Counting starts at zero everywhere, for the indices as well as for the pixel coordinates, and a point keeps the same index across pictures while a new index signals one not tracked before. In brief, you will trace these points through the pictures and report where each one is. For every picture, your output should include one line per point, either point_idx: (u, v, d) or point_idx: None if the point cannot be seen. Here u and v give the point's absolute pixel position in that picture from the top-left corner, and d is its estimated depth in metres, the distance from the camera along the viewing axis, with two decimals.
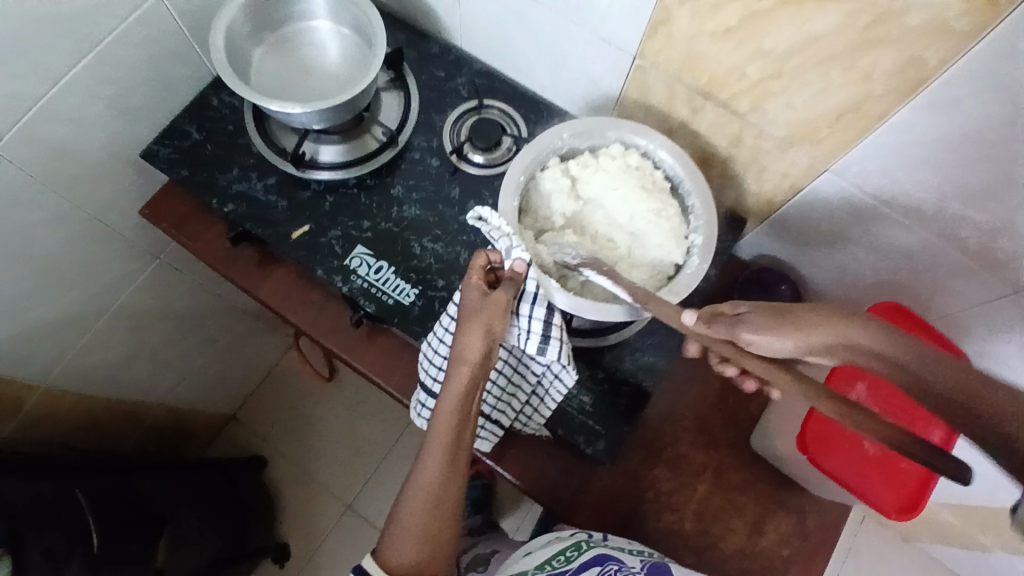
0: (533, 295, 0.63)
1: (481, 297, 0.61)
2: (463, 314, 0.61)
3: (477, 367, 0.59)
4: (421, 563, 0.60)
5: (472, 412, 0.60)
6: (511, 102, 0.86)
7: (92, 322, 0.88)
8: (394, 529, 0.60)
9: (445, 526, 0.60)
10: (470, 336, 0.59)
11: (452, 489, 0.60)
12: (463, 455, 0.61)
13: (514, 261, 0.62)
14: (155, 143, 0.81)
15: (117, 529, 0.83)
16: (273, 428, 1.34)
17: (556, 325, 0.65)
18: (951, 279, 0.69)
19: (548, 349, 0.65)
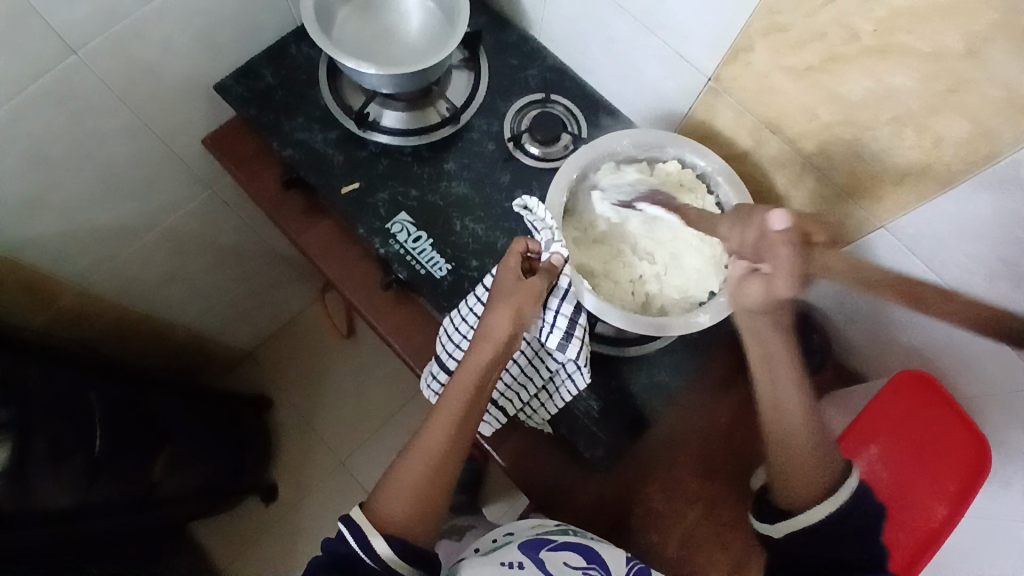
0: (564, 291, 0.65)
1: (516, 279, 0.62)
2: (497, 291, 0.62)
3: (503, 343, 0.60)
4: (409, 528, 0.58)
5: (488, 387, 0.61)
6: (576, 101, 0.86)
7: (137, 237, 0.91)
8: (389, 488, 0.59)
9: (440, 494, 0.59)
10: (503, 312, 0.60)
11: (454, 458, 0.60)
12: (470, 427, 0.60)
13: (551, 254, 0.64)
14: (232, 79, 0.83)
15: (120, 439, 0.86)
16: (284, 375, 1.37)
17: (581, 324, 0.66)
18: (984, 359, 0.67)
19: (568, 347, 0.65)
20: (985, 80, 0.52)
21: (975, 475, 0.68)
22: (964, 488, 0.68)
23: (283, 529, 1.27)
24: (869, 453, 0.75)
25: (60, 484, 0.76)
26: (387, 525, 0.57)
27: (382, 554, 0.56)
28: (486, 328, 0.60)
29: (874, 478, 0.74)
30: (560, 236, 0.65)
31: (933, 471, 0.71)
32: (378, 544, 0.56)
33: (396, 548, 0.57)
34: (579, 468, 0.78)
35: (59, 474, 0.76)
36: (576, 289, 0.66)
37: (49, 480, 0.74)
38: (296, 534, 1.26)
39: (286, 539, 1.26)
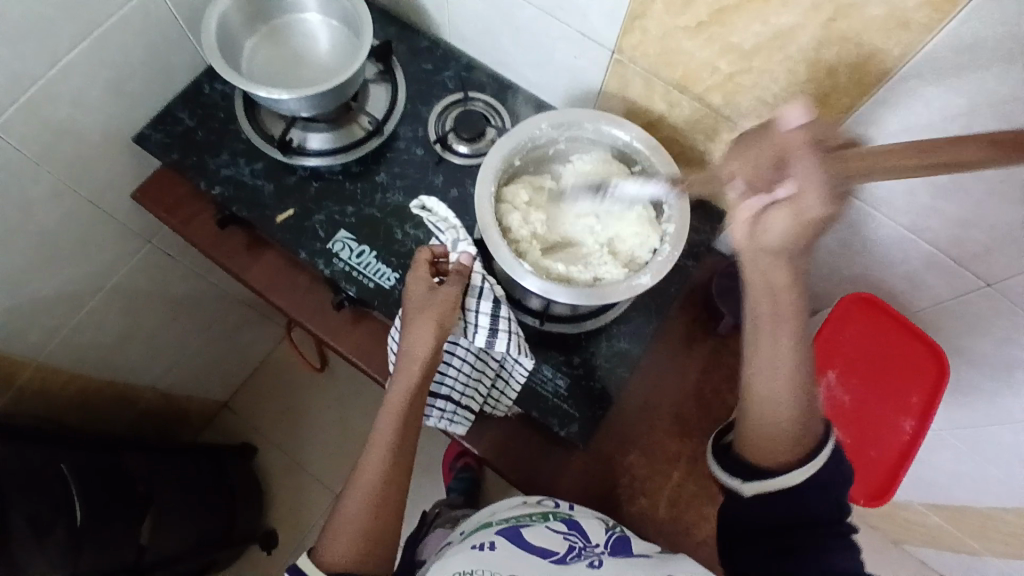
0: (478, 289, 0.67)
1: (427, 291, 0.64)
2: (411, 309, 0.64)
3: (424, 364, 0.63)
4: (354, 561, 0.61)
5: (415, 410, 0.65)
6: (496, 95, 0.88)
7: (86, 302, 0.90)
8: (335, 527, 0.63)
9: (383, 521, 0.63)
10: (418, 332, 0.63)
11: (391, 484, 0.64)
12: (403, 454, 0.65)
13: (459, 255, 0.66)
14: (150, 128, 0.83)
15: (103, 507, 0.85)
16: (264, 418, 1.36)
17: (503, 317, 0.67)
18: (925, 272, 0.70)
19: (498, 342, 0.67)
20: (862, 5, 0.54)
21: (937, 389, 0.70)
22: (927, 401, 0.71)
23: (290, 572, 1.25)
24: (828, 379, 0.74)
25: (45, 558, 0.75)
26: (332, 563, 0.61)
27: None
28: (407, 351, 0.63)
29: (837, 403, 0.74)
30: (463, 234, 0.69)
31: (892, 392, 0.73)
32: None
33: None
34: (560, 449, 0.79)
35: (44, 549, 0.75)
36: (493, 284, 0.68)
37: (33, 555, 0.73)
38: None
39: None
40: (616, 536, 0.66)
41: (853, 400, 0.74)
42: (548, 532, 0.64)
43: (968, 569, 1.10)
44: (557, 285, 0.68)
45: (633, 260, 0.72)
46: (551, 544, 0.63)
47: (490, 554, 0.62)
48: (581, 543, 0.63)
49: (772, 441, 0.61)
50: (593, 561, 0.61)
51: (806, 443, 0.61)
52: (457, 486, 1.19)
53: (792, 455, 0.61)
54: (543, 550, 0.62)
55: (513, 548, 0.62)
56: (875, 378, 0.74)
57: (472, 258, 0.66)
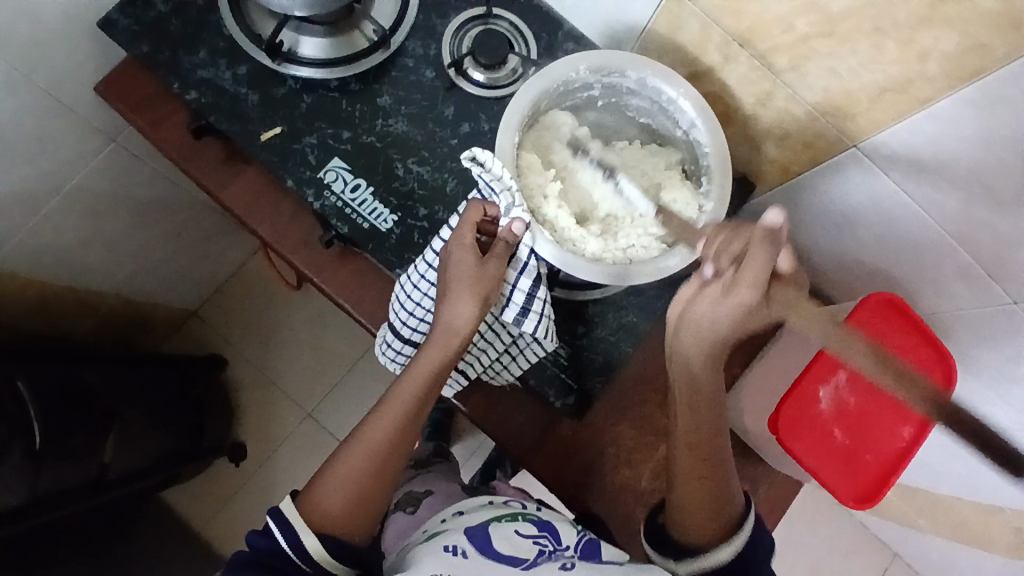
0: (523, 264, 0.60)
1: (475, 263, 0.58)
2: (455, 275, 0.58)
3: (462, 342, 0.59)
4: (343, 526, 0.58)
5: (440, 384, 0.61)
6: (524, 14, 0.75)
7: (41, 205, 0.80)
8: (328, 482, 0.59)
9: (381, 488, 0.60)
10: (462, 307, 0.58)
11: (398, 453, 0.60)
12: (417, 421, 0.61)
13: (512, 221, 0.58)
14: (113, 9, 0.70)
15: (64, 426, 0.80)
16: (235, 328, 1.30)
17: (539, 298, 0.62)
18: (953, 278, 0.66)
19: (527, 322, 0.62)
20: None
21: None
22: None
23: (256, 483, 1.25)
24: (838, 379, 0.69)
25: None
26: (322, 519, 0.57)
27: (313, 553, 0.56)
28: (446, 322, 0.58)
29: (841, 405, 0.70)
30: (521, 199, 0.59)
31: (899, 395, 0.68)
32: (309, 542, 0.56)
33: (328, 545, 0.57)
34: (549, 417, 0.76)
35: None
36: (535, 260, 0.61)
37: None
38: (271, 483, 1.25)
39: (261, 486, 1.25)
40: (586, 538, 0.63)
41: (858, 402, 0.69)
42: (516, 538, 0.61)
43: (907, 538, 1.17)
44: (576, 258, 0.61)
45: None
46: (523, 548, 0.60)
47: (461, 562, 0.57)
48: (551, 546, 0.61)
49: (699, 520, 0.62)
50: (565, 564, 0.58)
51: (732, 520, 0.62)
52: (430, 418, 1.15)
53: (719, 528, 0.61)
54: (514, 557, 0.58)
55: (484, 555, 0.58)
56: None
57: (523, 227, 0.58)
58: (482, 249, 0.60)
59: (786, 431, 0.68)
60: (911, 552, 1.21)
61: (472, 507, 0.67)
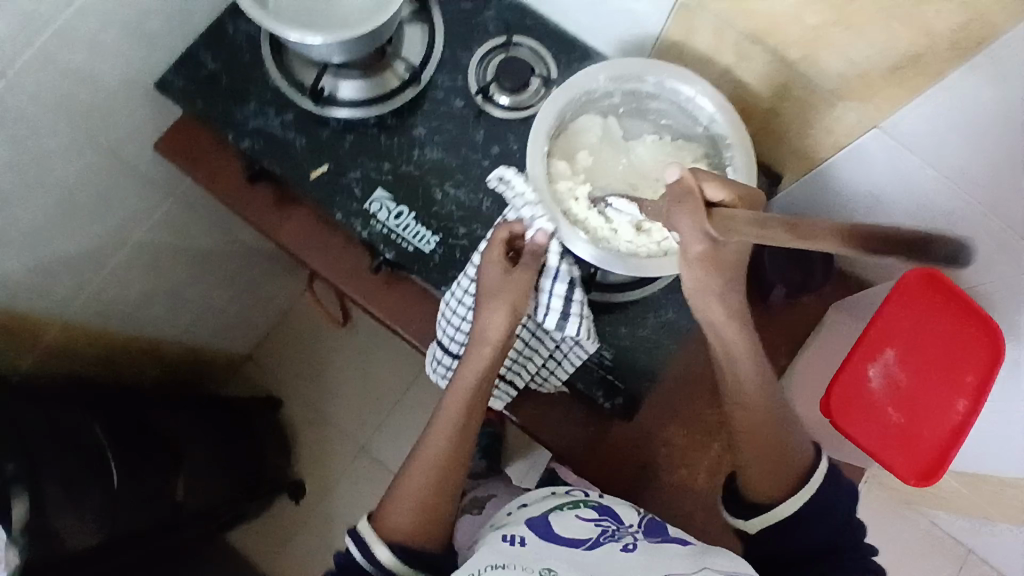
0: (553, 271, 0.64)
1: (501, 272, 0.63)
2: (485, 287, 0.63)
3: (497, 344, 0.63)
4: (412, 539, 0.60)
5: (486, 391, 0.64)
6: (543, 40, 0.80)
7: (110, 259, 0.87)
8: (394, 497, 0.61)
9: (445, 500, 0.61)
10: (494, 315, 0.62)
11: (456, 466, 0.62)
12: (471, 431, 0.63)
13: (536, 232, 0.63)
14: (171, 73, 0.77)
15: (138, 467, 0.84)
16: (287, 370, 1.35)
17: (576, 300, 0.65)
18: (995, 256, 0.64)
19: (568, 325, 0.65)
20: None
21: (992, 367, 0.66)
22: (983, 380, 0.66)
23: (315, 521, 1.27)
24: (885, 357, 0.69)
25: (81, 520, 0.74)
26: (390, 534, 0.60)
27: (387, 564, 0.59)
28: (481, 332, 0.62)
29: (893, 384, 0.69)
30: (542, 209, 0.64)
31: (948, 368, 0.68)
32: (382, 554, 0.59)
33: (400, 556, 0.59)
34: (601, 421, 0.78)
35: (82, 512, 0.75)
36: (567, 265, 0.65)
37: (68, 519, 0.73)
38: (328, 520, 1.27)
39: (319, 524, 1.27)
40: (648, 520, 0.65)
41: (910, 379, 0.69)
42: (579, 522, 0.62)
43: (983, 534, 1.12)
44: (613, 255, 0.64)
45: None
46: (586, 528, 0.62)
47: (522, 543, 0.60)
48: (613, 528, 0.62)
49: (762, 480, 0.63)
50: (629, 544, 0.59)
51: (803, 466, 0.63)
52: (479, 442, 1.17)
53: (788, 482, 0.62)
54: (575, 535, 0.61)
55: (545, 535, 0.60)
56: (931, 354, 0.68)
57: (548, 236, 0.63)
58: (512, 264, 0.65)
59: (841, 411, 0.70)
60: (991, 549, 1.15)
61: (534, 498, 0.69)
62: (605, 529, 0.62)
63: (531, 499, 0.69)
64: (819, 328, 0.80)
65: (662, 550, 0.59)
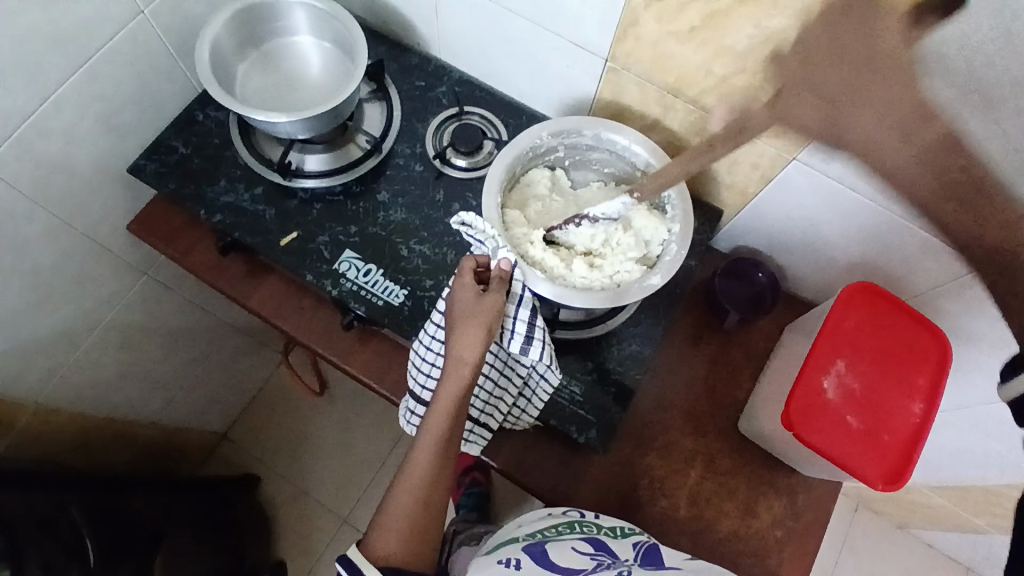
0: (519, 297, 0.66)
1: (475, 298, 0.64)
2: (461, 310, 0.64)
3: (474, 368, 0.63)
4: (405, 560, 0.60)
5: (465, 409, 0.64)
6: (491, 108, 0.88)
7: (83, 340, 0.88)
8: (382, 523, 0.62)
9: (430, 521, 0.62)
10: (470, 333, 0.63)
11: (440, 485, 0.63)
12: (453, 449, 0.64)
13: (500, 260, 0.66)
14: (144, 158, 0.82)
15: (117, 545, 0.82)
16: (265, 448, 1.33)
17: (539, 326, 0.67)
18: (923, 257, 0.73)
19: (532, 349, 0.67)
20: None
21: (938, 367, 0.72)
22: (933, 380, 0.72)
23: None
24: (838, 367, 0.72)
25: None
26: (382, 558, 0.60)
27: None
28: (456, 350, 0.62)
29: (848, 391, 0.72)
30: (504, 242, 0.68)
31: (899, 373, 0.73)
32: None
33: None
34: (577, 457, 0.79)
35: None
36: (531, 293, 0.67)
37: None
38: None
39: None
40: (644, 547, 0.67)
41: (863, 386, 0.72)
42: (573, 552, 0.65)
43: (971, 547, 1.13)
44: (570, 289, 0.67)
45: (645, 256, 0.72)
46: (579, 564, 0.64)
47: (517, 574, 0.64)
48: (609, 561, 0.65)
49: None
50: None
51: None
52: (465, 503, 1.17)
53: None
54: (569, 569, 0.64)
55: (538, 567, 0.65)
56: (883, 362, 0.73)
57: (512, 264, 0.66)
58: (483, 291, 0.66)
59: (802, 422, 0.70)
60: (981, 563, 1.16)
61: (532, 520, 0.73)
62: (600, 562, 0.65)
63: (530, 521, 0.73)
64: (775, 352, 0.84)
65: None
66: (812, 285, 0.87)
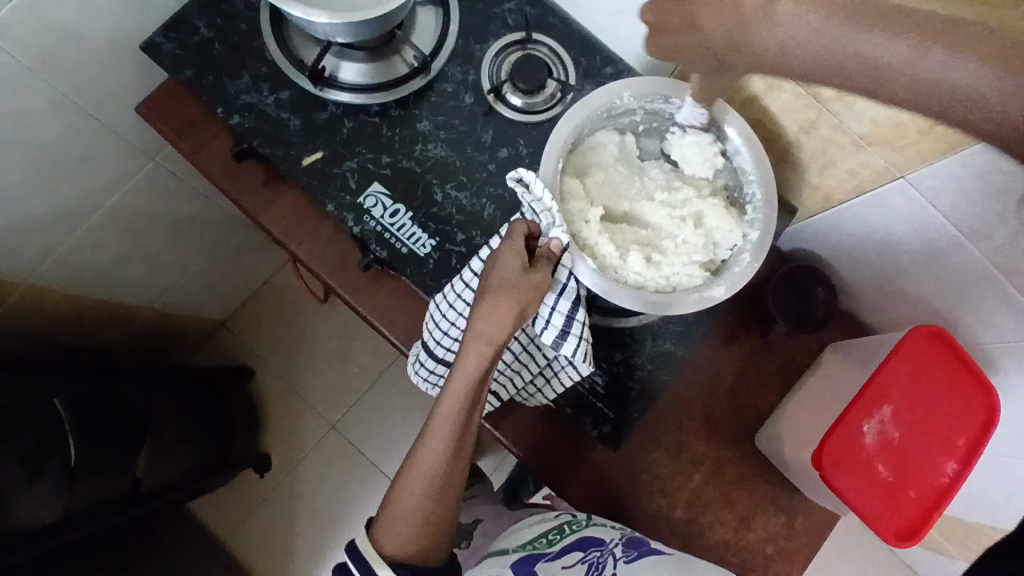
0: (563, 286, 0.59)
1: (510, 275, 0.56)
2: (493, 289, 0.55)
3: (496, 350, 0.56)
4: (415, 551, 0.60)
5: (481, 398, 0.58)
6: (563, 40, 0.75)
7: (81, 222, 0.82)
8: (391, 513, 0.59)
9: (441, 514, 0.60)
10: (495, 317, 0.55)
11: (452, 478, 0.59)
12: (467, 440, 0.59)
13: (551, 240, 0.57)
14: (160, 35, 0.71)
15: (99, 435, 0.81)
16: (262, 339, 1.31)
17: (578, 321, 0.60)
18: (998, 309, 0.65)
19: (567, 345, 0.60)
20: None
21: (985, 428, 0.65)
22: (974, 443, 0.66)
23: (281, 493, 1.26)
24: (882, 414, 0.68)
25: (37, 496, 0.72)
26: (392, 549, 0.59)
27: None
28: (476, 334, 0.55)
29: (885, 440, 0.68)
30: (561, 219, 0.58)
31: (941, 431, 0.67)
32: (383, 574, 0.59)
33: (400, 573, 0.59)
34: (582, 442, 0.76)
35: (36, 488, 0.71)
36: (577, 282, 0.61)
37: (24, 494, 0.70)
38: (293, 495, 1.26)
39: (284, 501, 1.25)
40: (630, 535, 0.71)
41: (902, 437, 0.68)
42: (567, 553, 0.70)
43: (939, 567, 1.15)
44: (619, 284, 0.61)
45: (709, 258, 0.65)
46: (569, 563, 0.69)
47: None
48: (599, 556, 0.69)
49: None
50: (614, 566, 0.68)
51: None
52: None
53: None
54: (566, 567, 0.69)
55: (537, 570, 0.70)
56: (928, 417, 0.67)
57: (563, 246, 0.57)
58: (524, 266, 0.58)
59: (829, 463, 0.68)
60: None
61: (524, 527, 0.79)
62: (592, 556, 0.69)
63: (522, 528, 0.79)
64: (811, 369, 0.78)
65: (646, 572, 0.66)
66: (871, 306, 0.80)
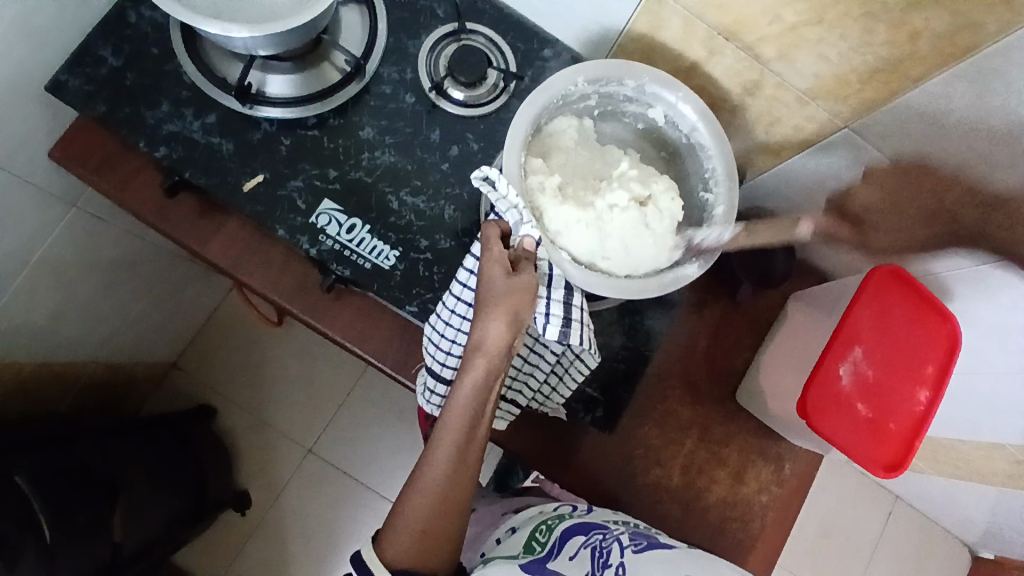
0: (547, 276, 0.59)
1: (500, 278, 0.55)
2: (487, 293, 0.54)
3: (504, 351, 0.54)
4: (421, 561, 0.56)
5: (491, 402, 0.56)
6: (497, 27, 0.73)
7: (10, 284, 0.74)
8: (395, 522, 0.56)
9: (451, 520, 0.57)
10: (497, 316, 0.53)
11: (462, 484, 0.57)
12: (477, 445, 0.56)
13: (523, 238, 0.57)
14: (64, 71, 0.66)
15: (65, 500, 0.75)
16: (220, 372, 1.25)
17: (576, 305, 0.60)
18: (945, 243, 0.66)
19: (571, 334, 0.59)
20: None
21: (951, 355, 0.69)
22: (942, 368, 0.69)
23: (268, 527, 1.21)
24: (853, 355, 0.70)
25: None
26: (396, 558, 0.55)
27: None
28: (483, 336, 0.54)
29: (861, 379, 0.71)
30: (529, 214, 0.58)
31: (909, 363, 0.70)
32: None
33: None
34: (574, 428, 0.76)
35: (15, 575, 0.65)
36: (561, 271, 0.60)
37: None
38: (280, 527, 1.21)
39: (270, 535, 1.21)
40: (637, 529, 0.69)
41: (875, 374, 0.70)
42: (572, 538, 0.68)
43: (917, 486, 1.22)
44: (594, 274, 0.62)
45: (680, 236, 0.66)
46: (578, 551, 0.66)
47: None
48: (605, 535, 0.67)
49: None
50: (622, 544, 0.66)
51: None
52: None
53: None
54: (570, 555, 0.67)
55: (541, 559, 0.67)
56: (896, 351, 0.70)
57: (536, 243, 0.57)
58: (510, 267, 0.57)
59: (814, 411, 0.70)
60: (920, 498, 1.25)
61: (523, 521, 0.76)
62: (596, 539, 0.67)
63: (520, 523, 0.76)
64: (779, 326, 0.81)
65: (658, 553, 0.65)
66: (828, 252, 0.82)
